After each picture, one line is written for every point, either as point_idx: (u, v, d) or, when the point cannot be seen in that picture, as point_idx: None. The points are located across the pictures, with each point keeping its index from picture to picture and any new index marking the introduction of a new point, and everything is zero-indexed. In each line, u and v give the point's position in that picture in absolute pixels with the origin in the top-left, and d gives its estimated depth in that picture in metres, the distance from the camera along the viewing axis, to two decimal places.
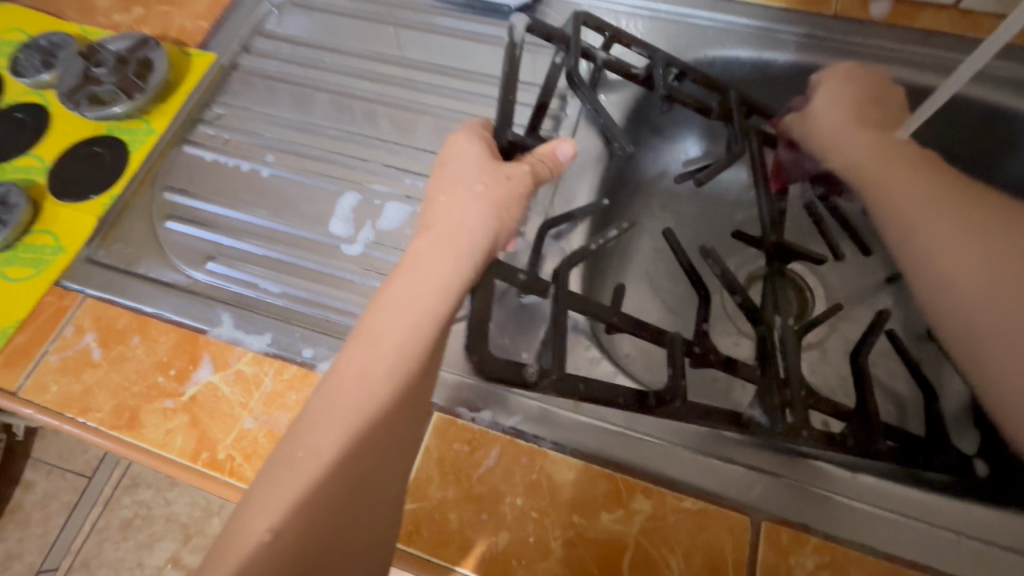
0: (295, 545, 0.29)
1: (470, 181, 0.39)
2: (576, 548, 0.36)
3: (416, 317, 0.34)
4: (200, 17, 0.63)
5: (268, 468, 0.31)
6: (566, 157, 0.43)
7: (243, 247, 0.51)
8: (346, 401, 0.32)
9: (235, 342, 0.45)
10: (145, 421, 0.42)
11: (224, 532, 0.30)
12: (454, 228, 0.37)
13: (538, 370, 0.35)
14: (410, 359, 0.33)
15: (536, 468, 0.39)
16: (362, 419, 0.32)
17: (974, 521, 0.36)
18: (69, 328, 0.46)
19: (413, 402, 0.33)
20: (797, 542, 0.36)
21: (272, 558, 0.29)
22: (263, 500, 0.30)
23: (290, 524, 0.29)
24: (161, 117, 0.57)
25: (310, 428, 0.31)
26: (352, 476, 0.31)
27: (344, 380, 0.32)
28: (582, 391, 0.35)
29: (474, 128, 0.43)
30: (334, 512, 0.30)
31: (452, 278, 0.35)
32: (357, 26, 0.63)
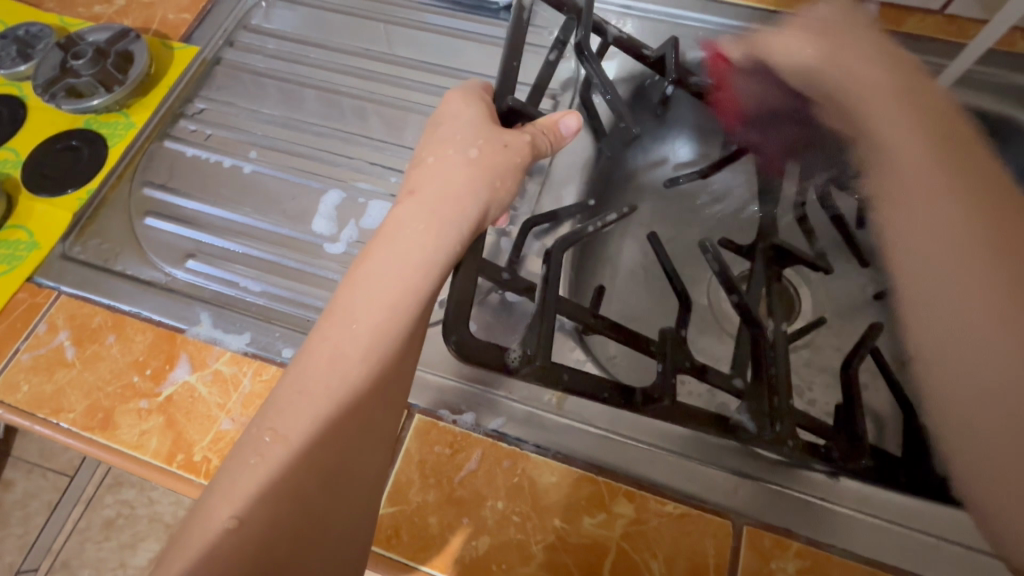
0: (261, 535, 0.27)
1: (461, 144, 0.36)
2: (558, 553, 0.36)
3: (395, 295, 0.32)
4: (183, 10, 0.62)
5: (237, 454, 0.29)
6: (570, 130, 0.41)
7: (224, 244, 0.51)
8: (316, 384, 0.30)
9: (213, 342, 0.44)
10: (119, 422, 0.41)
11: (189, 520, 0.29)
12: (439, 197, 0.34)
13: (519, 353, 0.35)
14: (386, 341, 0.31)
15: (517, 471, 0.38)
16: (334, 403, 0.30)
17: (955, 526, 0.36)
18: (42, 326, 0.45)
19: (389, 388, 0.31)
20: (778, 547, 0.36)
21: (236, 549, 0.27)
22: (230, 491, 0.28)
23: (255, 515, 0.28)
24: (141, 110, 0.56)
25: (280, 414, 0.30)
26: (323, 464, 0.29)
27: (318, 362, 0.31)
28: (565, 380, 0.35)
29: (471, 89, 0.40)
30: (303, 502, 0.28)
31: (433, 253, 0.33)
32: (343, 21, 0.62)
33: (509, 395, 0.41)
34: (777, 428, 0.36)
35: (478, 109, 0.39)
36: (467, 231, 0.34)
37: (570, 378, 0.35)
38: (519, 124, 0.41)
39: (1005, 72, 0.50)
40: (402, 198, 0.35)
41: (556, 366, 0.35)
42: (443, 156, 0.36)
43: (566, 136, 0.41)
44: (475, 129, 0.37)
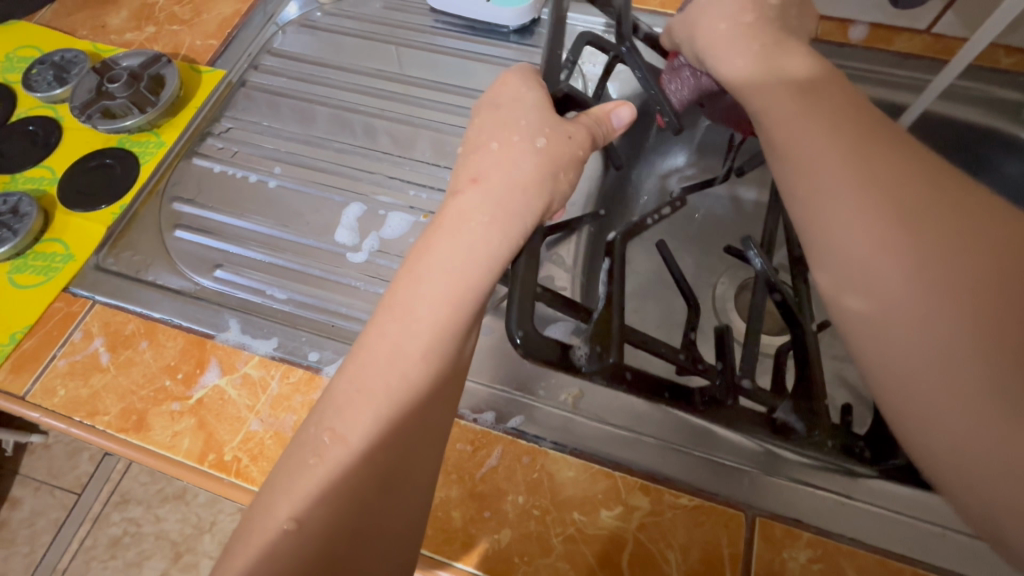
0: (323, 533, 0.29)
1: (528, 133, 0.38)
2: (577, 545, 0.37)
3: (457, 293, 0.33)
4: (210, 36, 0.65)
5: (298, 450, 0.31)
6: (622, 117, 0.42)
7: (249, 255, 0.53)
8: (377, 380, 0.32)
9: (242, 347, 0.46)
10: (153, 423, 0.43)
11: (249, 517, 0.30)
12: (503, 188, 0.36)
13: (587, 353, 0.37)
14: (448, 336, 0.33)
15: (536, 467, 0.40)
16: (394, 401, 0.31)
17: (955, 515, 0.38)
18: (78, 334, 0.47)
19: (446, 386, 0.33)
20: (790, 537, 0.37)
21: (297, 545, 0.28)
22: (288, 487, 0.30)
23: (313, 515, 0.29)
24: (171, 130, 0.59)
25: (339, 415, 0.31)
26: (381, 464, 0.31)
27: (378, 358, 0.32)
28: (629, 378, 0.37)
29: (529, 73, 0.42)
30: (362, 499, 0.30)
31: (495, 248, 0.34)
32: (360, 45, 0.66)
33: (531, 396, 0.44)
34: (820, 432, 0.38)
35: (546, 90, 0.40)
36: (530, 223, 0.36)
37: (632, 377, 0.37)
38: (573, 109, 0.44)
39: (989, 86, 0.53)
40: (465, 186, 0.36)
41: (622, 365, 0.36)
42: (508, 143, 0.38)
43: (617, 128, 0.41)
44: (541, 116, 0.39)
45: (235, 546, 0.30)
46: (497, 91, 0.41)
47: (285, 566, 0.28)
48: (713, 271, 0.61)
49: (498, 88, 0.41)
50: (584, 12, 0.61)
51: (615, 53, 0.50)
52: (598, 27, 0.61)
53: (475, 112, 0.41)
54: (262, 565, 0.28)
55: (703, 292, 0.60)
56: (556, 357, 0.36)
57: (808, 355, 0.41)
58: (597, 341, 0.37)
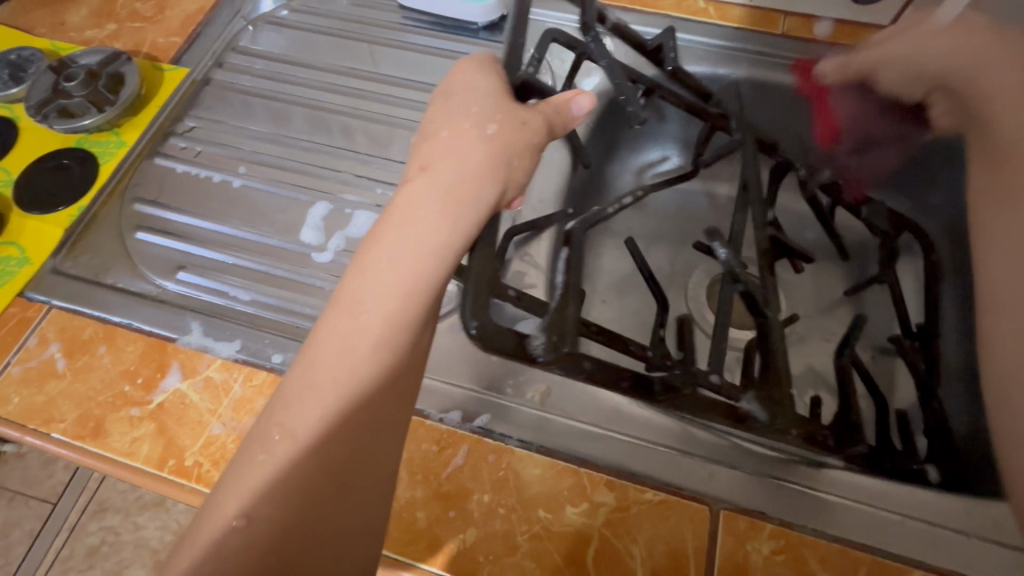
0: (269, 529, 0.28)
1: (480, 120, 0.37)
2: (541, 543, 0.37)
3: (409, 284, 0.32)
4: (172, 33, 0.64)
5: (245, 449, 0.30)
6: (582, 108, 0.41)
7: (213, 256, 0.52)
8: (325, 373, 0.31)
9: (204, 349, 0.45)
10: (111, 430, 0.42)
11: (199, 516, 0.30)
12: (455, 176, 0.35)
13: (545, 343, 0.37)
14: (401, 328, 0.32)
15: (502, 465, 0.40)
16: (344, 394, 0.31)
17: (914, 503, 0.39)
18: (33, 339, 0.46)
19: (399, 382, 0.32)
20: (753, 529, 0.37)
21: (244, 544, 0.28)
22: (234, 484, 0.29)
23: (260, 512, 0.29)
24: (132, 129, 0.58)
25: (286, 411, 0.31)
26: (332, 460, 0.30)
27: (327, 353, 0.31)
28: (588, 368, 0.39)
29: (484, 62, 0.42)
30: (313, 496, 0.29)
31: (448, 236, 0.34)
32: (329, 42, 0.65)
33: (499, 394, 0.44)
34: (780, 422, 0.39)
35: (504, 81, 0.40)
36: (484, 212, 0.35)
37: (591, 365, 0.39)
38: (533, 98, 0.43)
39: None
40: (414, 176, 0.36)
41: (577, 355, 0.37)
42: (458, 131, 0.37)
43: (576, 117, 0.41)
44: (494, 104, 0.38)
45: (184, 546, 0.29)
46: (452, 80, 0.41)
47: (232, 565, 0.28)
48: (684, 267, 0.61)
49: (453, 77, 0.41)
50: (554, 9, 0.61)
51: (581, 47, 0.50)
52: (569, 24, 0.61)
53: (431, 104, 0.40)
54: (208, 562, 0.28)
55: (675, 286, 0.60)
56: (514, 348, 0.37)
57: (773, 343, 0.41)
58: (554, 330, 0.38)
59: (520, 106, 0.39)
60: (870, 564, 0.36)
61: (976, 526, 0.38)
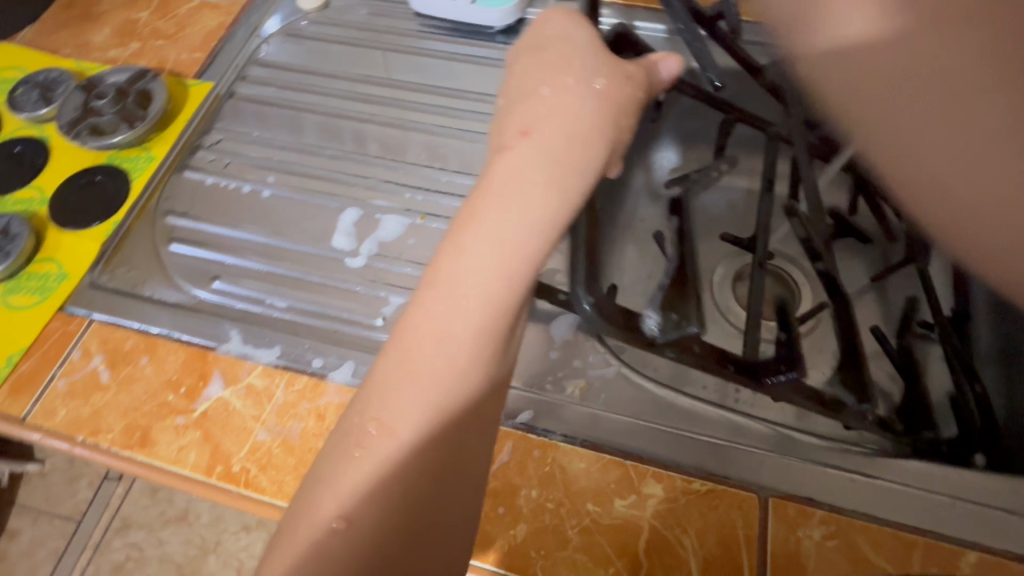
0: (373, 529, 0.28)
1: (584, 78, 0.38)
2: (592, 536, 0.37)
3: (514, 267, 0.31)
4: (196, 49, 0.65)
5: (339, 445, 0.30)
6: (673, 66, 0.42)
7: (247, 265, 0.53)
8: (425, 361, 0.30)
9: (244, 357, 0.46)
10: (158, 439, 0.43)
11: (291, 514, 0.29)
12: (557, 141, 0.35)
13: (659, 323, 0.42)
14: (503, 310, 0.31)
15: (548, 460, 0.40)
16: (445, 385, 0.30)
17: (964, 485, 0.39)
18: (76, 353, 0.47)
19: (501, 368, 0.32)
20: (803, 515, 0.37)
21: (351, 545, 0.27)
22: (334, 479, 0.29)
23: (362, 513, 0.28)
24: (161, 144, 0.59)
25: (384, 402, 0.29)
26: (435, 458, 0.29)
27: (426, 340, 0.30)
28: (697, 351, 0.41)
29: (575, 15, 0.42)
30: (416, 495, 0.29)
31: (554, 213, 0.33)
32: (347, 52, 0.66)
33: (540, 391, 0.44)
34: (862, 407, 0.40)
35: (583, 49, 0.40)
36: (588, 183, 0.35)
37: (700, 349, 0.41)
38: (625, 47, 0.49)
39: None
40: (516, 139, 0.35)
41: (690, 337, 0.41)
42: (562, 89, 0.37)
43: (667, 76, 0.42)
44: (594, 60, 0.39)
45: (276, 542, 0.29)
46: (539, 36, 0.42)
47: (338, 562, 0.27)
48: (710, 261, 0.61)
49: (541, 32, 0.42)
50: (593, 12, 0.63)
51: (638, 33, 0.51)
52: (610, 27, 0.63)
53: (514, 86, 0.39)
54: (309, 560, 0.27)
55: (703, 282, 0.60)
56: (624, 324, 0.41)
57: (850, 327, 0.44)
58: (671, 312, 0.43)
59: (616, 63, 0.40)
60: (923, 546, 0.36)
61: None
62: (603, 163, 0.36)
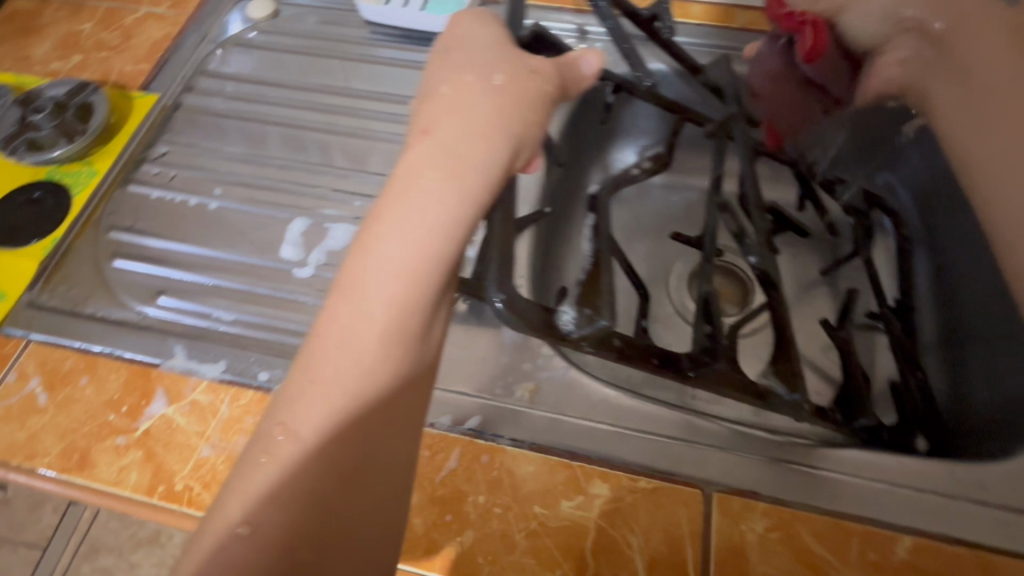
0: (276, 533, 0.27)
1: (486, 72, 0.37)
2: (539, 539, 0.37)
3: (416, 266, 0.31)
4: (140, 61, 0.64)
5: (247, 452, 0.29)
6: (593, 66, 0.42)
7: (193, 278, 0.52)
8: (329, 365, 0.30)
9: (189, 372, 0.45)
10: (97, 460, 0.41)
11: (205, 521, 0.29)
12: (459, 137, 0.34)
13: (575, 318, 0.38)
14: (408, 311, 0.31)
15: (495, 465, 0.40)
16: (350, 388, 0.29)
17: (901, 471, 0.40)
18: (12, 375, 0.45)
19: (410, 370, 0.31)
20: (747, 509, 0.38)
21: (253, 551, 0.27)
22: (241, 487, 0.28)
23: (269, 518, 0.27)
24: (103, 158, 0.58)
25: (290, 407, 0.30)
26: (343, 463, 0.29)
27: (330, 346, 0.30)
28: (619, 345, 0.38)
29: (481, 13, 0.42)
30: (323, 500, 0.28)
31: (456, 208, 0.32)
32: (298, 61, 0.65)
33: (491, 396, 0.44)
34: (796, 396, 0.40)
35: (497, 43, 0.39)
36: (493, 177, 0.34)
37: (621, 343, 0.38)
38: (545, 48, 0.46)
39: None
40: (416, 140, 0.34)
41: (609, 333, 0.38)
42: (462, 84, 0.36)
43: (588, 73, 0.42)
44: (497, 54, 0.38)
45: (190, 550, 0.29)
46: (447, 37, 0.41)
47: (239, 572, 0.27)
48: (663, 260, 0.62)
49: (449, 32, 0.41)
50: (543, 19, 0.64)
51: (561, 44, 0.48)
52: (567, 33, 0.64)
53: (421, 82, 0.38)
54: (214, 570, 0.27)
55: (658, 281, 0.61)
56: (542, 323, 0.37)
57: (782, 319, 0.44)
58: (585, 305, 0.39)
59: (524, 58, 0.39)
60: (862, 533, 0.37)
61: (961, 489, 0.39)
62: (517, 157, 0.36)
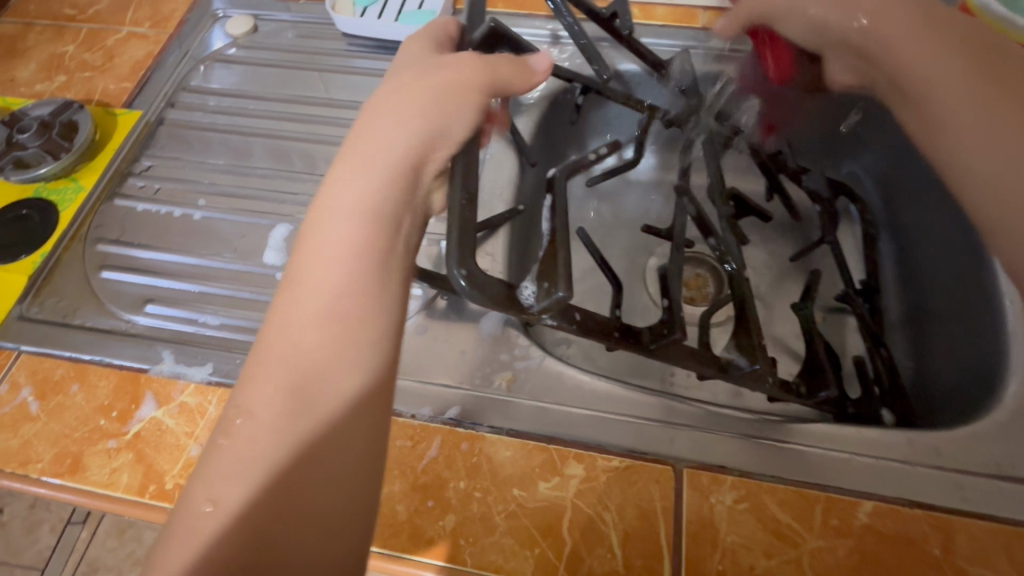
0: (237, 507, 0.29)
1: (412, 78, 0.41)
2: (518, 519, 0.39)
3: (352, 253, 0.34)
4: (123, 79, 0.66)
5: (213, 440, 0.31)
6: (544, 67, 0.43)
7: (179, 286, 0.53)
8: (278, 347, 0.32)
9: (177, 376, 0.46)
10: (89, 464, 0.43)
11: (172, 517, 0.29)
12: (386, 136, 0.37)
13: (534, 292, 0.36)
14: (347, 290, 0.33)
15: (475, 452, 0.41)
16: (296, 364, 0.32)
17: (862, 442, 0.42)
18: (4, 386, 0.47)
19: (353, 342, 0.32)
20: (715, 482, 0.39)
21: (217, 528, 0.28)
22: (206, 470, 0.30)
23: (230, 495, 0.29)
24: (89, 175, 0.59)
25: (247, 391, 0.32)
26: (296, 436, 0.30)
27: (280, 331, 0.33)
28: (578, 318, 0.39)
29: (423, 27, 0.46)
30: (280, 472, 0.29)
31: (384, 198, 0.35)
32: (278, 74, 0.67)
33: (471, 387, 0.46)
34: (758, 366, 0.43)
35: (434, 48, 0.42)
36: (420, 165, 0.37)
37: (581, 317, 0.39)
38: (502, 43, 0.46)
39: None
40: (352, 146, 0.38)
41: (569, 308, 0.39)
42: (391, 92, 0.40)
43: (541, 71, 0.43)
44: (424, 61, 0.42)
45: (159, 549, 0.29)
46: None
47: (203, 549, 0.28)
48: (638, 253, 0.64)
49: None
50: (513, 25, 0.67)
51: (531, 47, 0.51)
52: (540, 39, 0.66)
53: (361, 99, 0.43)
54: (181, 551, 0.28)
55: (633, 273, 0.63)
56: (501, 297, 0.35)
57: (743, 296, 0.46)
58: (546, 277, 0.36)
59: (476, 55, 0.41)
60: (825, 501, 0.39)
61: (918, 455, 0.41)
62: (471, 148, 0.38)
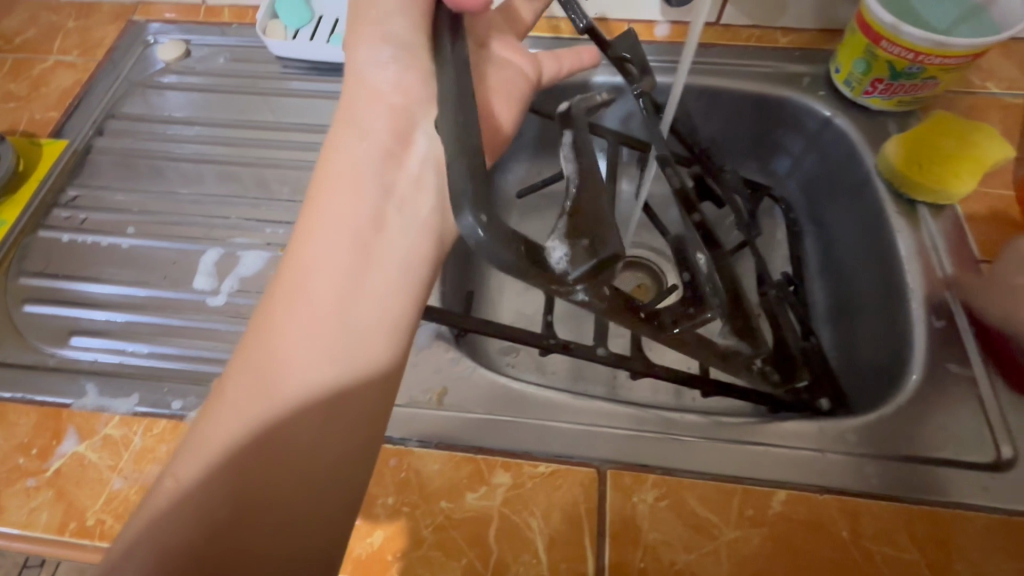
0: (200, 493, 0.31)
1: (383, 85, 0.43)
2: (445, 531, 0.39)
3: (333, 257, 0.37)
4: (49, 108, 0.65)
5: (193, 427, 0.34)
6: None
7: (106, 317, 0.52)
8: (262, 345, 0.35)
9: (101, 409, 0.45)
10: (6, 504, 0.41)
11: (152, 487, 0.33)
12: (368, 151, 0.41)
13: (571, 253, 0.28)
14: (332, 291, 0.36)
15: (403, 467, 0.42)
16: (275, 363, 0.34)
17: (778, 433, 0.43)
18: None
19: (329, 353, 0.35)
20: (638, 482, 0.40)
21: (181, 506, 0.31)
22: (181, 455, 0.33)
23: (195, 481, 0.31)
24: (12, 207, 0.58)
25: (226, 385, 0.34)
26: (264, 436, 0.32)
27: (264, 330, 0.36)
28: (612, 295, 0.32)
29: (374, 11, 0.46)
30: (244, 467, 0.31)
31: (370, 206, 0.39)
32: (210, 98, 0.67)
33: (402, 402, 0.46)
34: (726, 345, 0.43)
35: (408, 60, 0.42)
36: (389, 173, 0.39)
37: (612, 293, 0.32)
38: None
39: (779, 62, 0.64)
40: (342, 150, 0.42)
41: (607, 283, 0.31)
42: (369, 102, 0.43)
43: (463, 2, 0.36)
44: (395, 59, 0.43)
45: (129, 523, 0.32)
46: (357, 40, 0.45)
47: (169, 527, 0.30)
48: None
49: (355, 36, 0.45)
50: None
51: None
52: None
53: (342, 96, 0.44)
54: (149, 525, 0.31)
55: None
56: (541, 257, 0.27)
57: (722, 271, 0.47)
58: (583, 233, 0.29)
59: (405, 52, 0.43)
60: (743, 493, 0.40)
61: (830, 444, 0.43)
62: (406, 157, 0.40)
